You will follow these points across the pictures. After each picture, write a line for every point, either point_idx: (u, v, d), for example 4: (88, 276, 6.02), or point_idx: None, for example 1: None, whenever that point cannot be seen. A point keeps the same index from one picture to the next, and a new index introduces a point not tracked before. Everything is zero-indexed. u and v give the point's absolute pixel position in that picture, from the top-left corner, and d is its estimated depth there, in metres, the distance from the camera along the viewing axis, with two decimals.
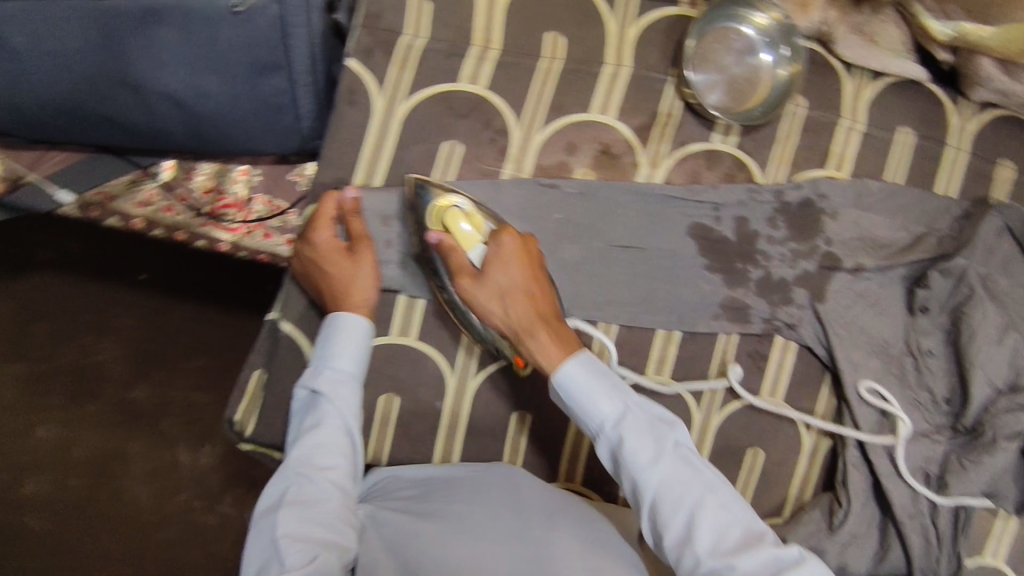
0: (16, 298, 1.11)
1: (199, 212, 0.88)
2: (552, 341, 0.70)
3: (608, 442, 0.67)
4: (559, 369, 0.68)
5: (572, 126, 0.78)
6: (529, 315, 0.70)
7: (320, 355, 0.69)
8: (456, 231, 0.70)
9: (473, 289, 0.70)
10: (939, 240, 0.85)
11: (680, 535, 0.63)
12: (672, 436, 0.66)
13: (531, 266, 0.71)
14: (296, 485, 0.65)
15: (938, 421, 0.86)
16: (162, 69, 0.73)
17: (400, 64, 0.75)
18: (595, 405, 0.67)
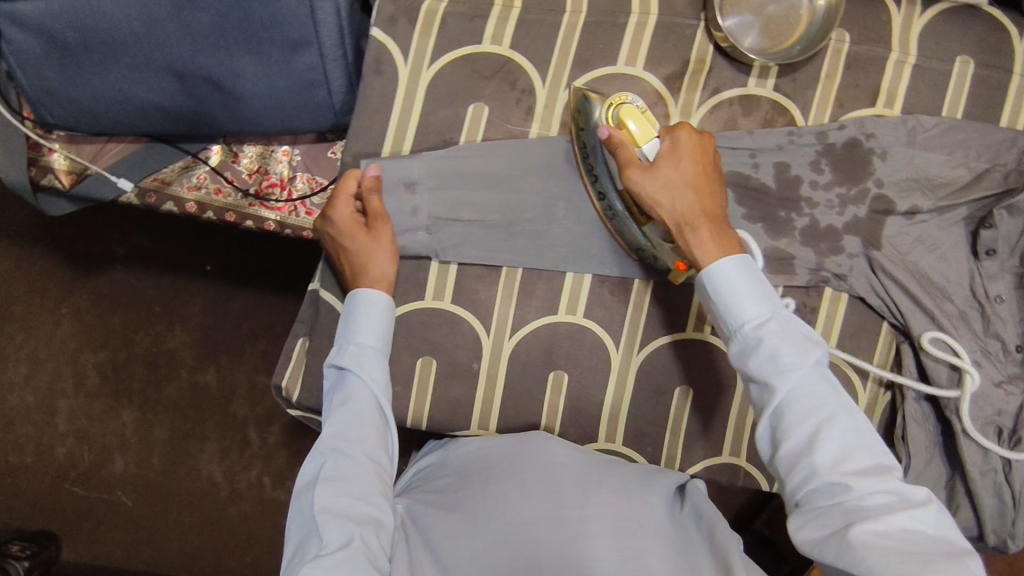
0: (96, 292, 1.22)
1: (246, 192, 0.91)
2: (714, 238, 0.64)
3: (744, 342, 0.62)
4: (716, 262, 0.63)
5: (599, 81, 0.77)
6: (697, 208, 0.65)
7: (348, 332, 0.71)
8: (631, 121, 0.68)
9: (641, 180, 0.66)
10: (1005, 176, 0.78)
11: (800, 445, 0.57)
12: (814, 349, 0.60)
13: (704, 166, 0.67)
14: (330, 463, 0.65)
15: (1011, 371, 0.79)
16: (201, 53, 0.75)
17: (422, 29, 0.75)
18: (738, 301, 0.62)
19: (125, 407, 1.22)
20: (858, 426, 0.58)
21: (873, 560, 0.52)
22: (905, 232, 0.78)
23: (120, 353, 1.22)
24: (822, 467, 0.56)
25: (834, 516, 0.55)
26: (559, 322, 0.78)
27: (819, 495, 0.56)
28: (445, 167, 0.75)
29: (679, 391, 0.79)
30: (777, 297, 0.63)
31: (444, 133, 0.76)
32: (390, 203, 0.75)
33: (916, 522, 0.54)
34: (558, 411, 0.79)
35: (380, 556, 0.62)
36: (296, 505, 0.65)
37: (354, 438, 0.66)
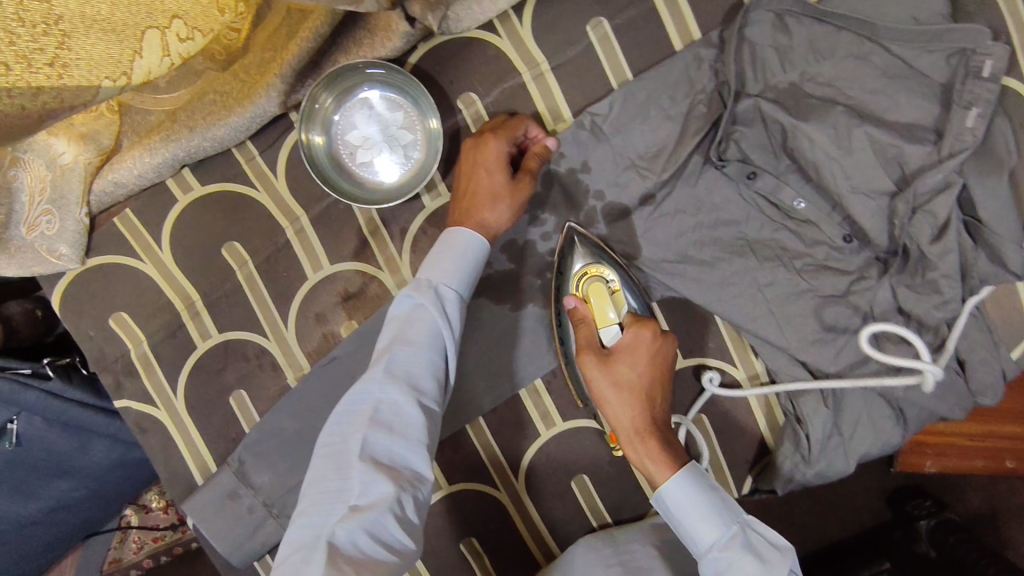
0: None
1: (173, 525, 1.01)
2: (662, 449, 0.64)
3: (710, 568, 0.60)
4: (665, 482, 0.63)
5: (308, 299, 0.76)
6: (642, 418, 0.65)
7: (430, 264, 0.64)
8: (595, 298, 0.69)
9: (593, 369, 0.66)
10: (709, 101, 0.69)
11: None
12: (786, 563, 0.59)
13: (659, 369, 0.66)
14: (385, 400, 0.58)
15: (859, 261, 0.70)
16: (32, 501, 0.83)
17: (146, 374, 0.77)
18: (696, 530, 0.61)
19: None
20: None
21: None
22: (660, 217, 0.72)
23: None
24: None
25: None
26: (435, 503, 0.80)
27: None
28: (248, 463, 0.76)
29: (575, 483, 0.79)
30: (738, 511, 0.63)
31: (229, 433, 0.78)
32: (224, 521, 0.75)
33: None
34: (490, 569, 0.80)
35: (412, 517, 0.56)
36: (332, 428, 0.59)
37: (416, 382, 0.60)
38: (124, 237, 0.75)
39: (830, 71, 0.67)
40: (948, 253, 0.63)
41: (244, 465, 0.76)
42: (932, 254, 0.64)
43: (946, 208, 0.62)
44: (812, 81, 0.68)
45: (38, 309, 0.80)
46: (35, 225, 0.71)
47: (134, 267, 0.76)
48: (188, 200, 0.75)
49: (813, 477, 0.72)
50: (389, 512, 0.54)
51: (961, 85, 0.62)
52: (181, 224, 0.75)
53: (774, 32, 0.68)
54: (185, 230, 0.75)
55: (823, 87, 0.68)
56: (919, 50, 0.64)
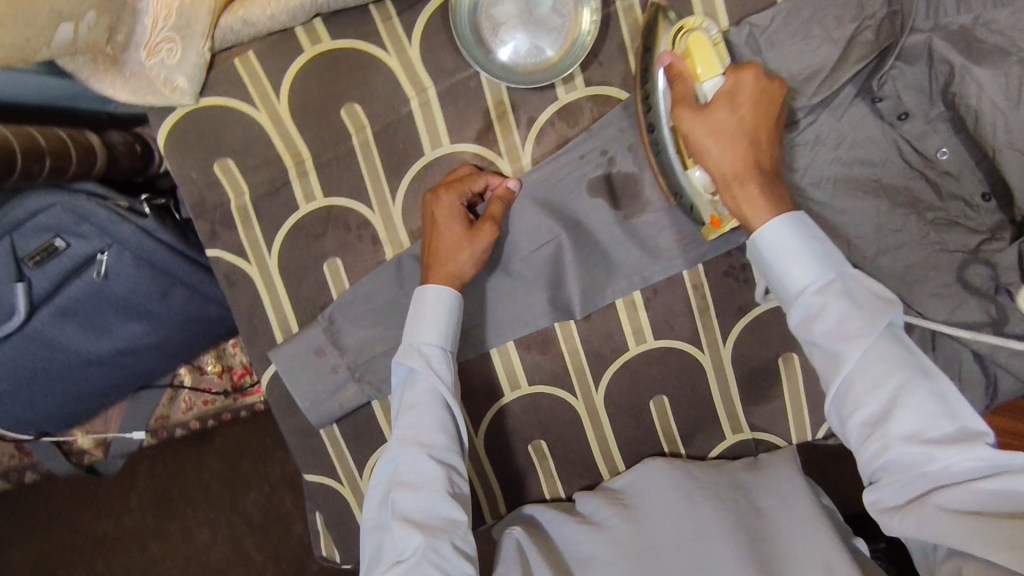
0: (153, 511, 1.17)
1: (226, 392, 1.01)
2: (764, 194, 0.59)
3: (802, 311, 0.57)
4: (765, 226, 0.58)
5: (420, 176, 0.74)
6: (744, 161, 0.60)
7: (410, 328, 0.68)
8: (698, 54, 0.62)
9: (692, 120, 0.60)
10: (878, 28, 0.67)
11: (869, 417, 0.54)
12: (887, 313, 0.55)
13: (765, 109, 0.61)
14: (400, 466, 0.64)
15: (991, 222, 0.68)
16: (105, 339, 0.82)
17: (243, 226, 0.76)
18: (790, 271, 0.57)
19: (227, 568, 1.15)
20: (944, 395, 0.53)
21: (954, 526, 0.49)
22: (797, 144, 0.71)
23: (195, 526, 1.16)
24: (894, 432, 0.52)
25: (906, 480, 0.53)
26: (510, 401, 0.79)
27: (890, 467, 0.53)
28: (341, 324, 0.76)
29: (654, 403, 0.79)
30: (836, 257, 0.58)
31: (318, 299, 0.77)
32: (309, 376, 0.76)
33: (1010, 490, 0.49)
34: (555, 473, 0.81)
35: (456, 561, 0.60)
36: (373, 506, 0.66)
37: (423, 438, 0.64)
38: (242, 80, 0.73)
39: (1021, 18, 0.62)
40: None
41: (336, 323, 0.76)
42: None
43: None
44: (985, 26, 0.63)
45: (138, 145, 0.78)
46: (155, 51, 0.67)
47: (248, 114, 0.73)
48: (315, 51, 0.72)
49: None
50: (424, 564, 0.59)
51: None
52: (303, 75, 0.73)
53: None
54: (307, 83, 0.73)
55: (995, 35, 0.63)
56: None
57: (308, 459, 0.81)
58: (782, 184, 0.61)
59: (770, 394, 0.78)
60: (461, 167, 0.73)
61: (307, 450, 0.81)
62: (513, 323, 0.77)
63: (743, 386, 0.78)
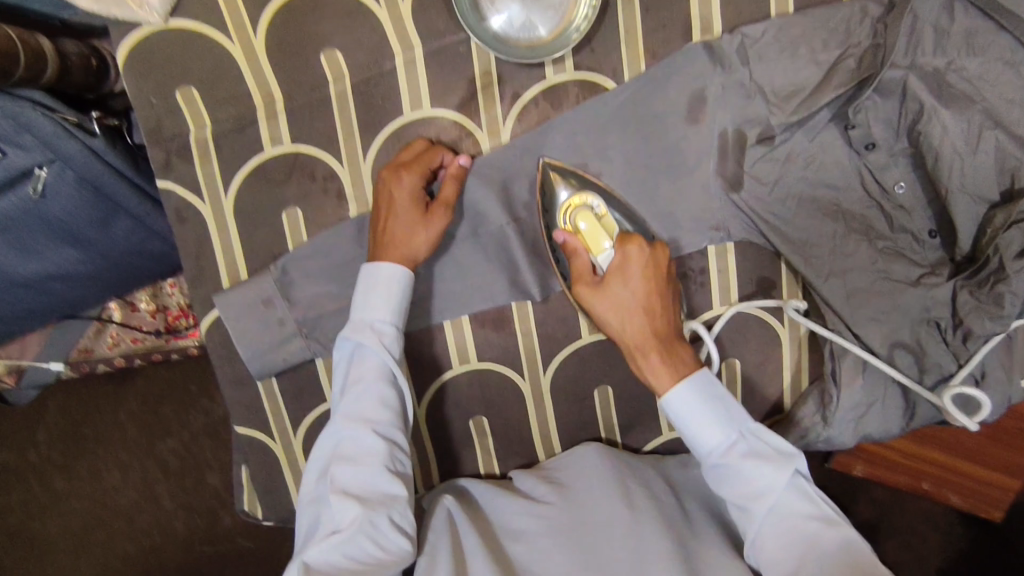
0: (61, 447, 1.12)
1: (159, 332, 0.96)
2: (664, 361, 0.64)
3: (714, 472, 0.63)
4: (669, 390, 0.64)
5: (394, 136, 0.72)
6: (645, 332, 0.64)
7: (361, 301, 0.66)
8: (587, 228, 0.69)
9: (592, 295, 0.66)
10: (861, 58, 0.68)
11: (786, 568, 0.60)
12: (787, 466, 0.62)
13: (656, 280, 0.66)
14: (341, 440, 0.63)
15: (933, 258, 0.73)
16: (32, 260, 0.77)
17: (201, 160, 0.72)
18: (699, 435, 0.63)
19: (136, 513, 1.12)
20: (841, 538, 0.60)
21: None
22: (768, 159, 0.71)
23: (106, 468, 1.12)
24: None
25: None
26: (458, 374, 0.79)
27: None
28: (294, 277, 0.74)
29: (598, 391, 0.80)
30: (747, 422, 0.64)
31: (272, 248, 0.74)
32: (253, 326, 0.74)
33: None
34: (491, 450, 0.82)
35: (392, 536, 0.61)
36: (311, 479, 0.65)
37: (367, 414, 0.63)
38: (217, 7, 0.69)
39: (988, 69, 0.67)
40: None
41: (289, 275, 0.74)
42: (1010, 269, 0.66)
43: None
44: (957, 72, 0.67)
45: (94, 59, 0.72)
46: None
47: (220, 45, 0.69)
48: None
49: (820, 440, 0.76)
50: (360, 536, 0.59)
51: None
52: (285, 13, 0.69)
53: (946, 11, 0.67)
54: (288, 22, 0.69)
55: (964, 82, 0.67)
56: None
57: (241, 410, 0.79)
58: (682, 339, 0.67)
59: None
60: (415, 145, 0.71)
61: (240, 400, 0.79)
62: (470, 297, 0.76)
63: None
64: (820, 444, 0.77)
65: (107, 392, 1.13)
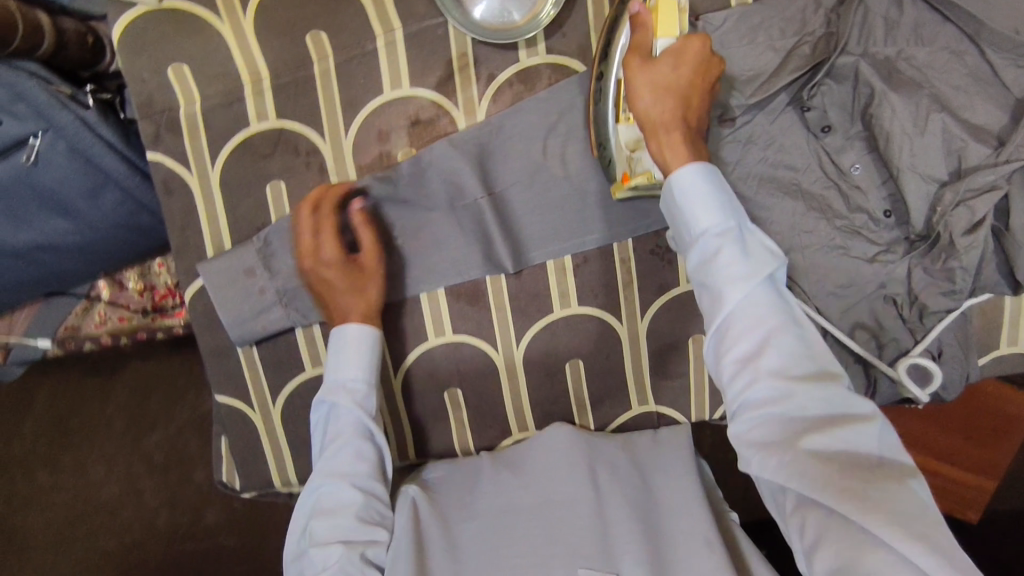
0: (48, 438, 1.19)
1: (145, 310, 0.98)
2: (682, 142, 0.64)
3: (699, 253, 0.63)
4: (682, 172, 0.63)
5: (375, 113, 0.75)
6: (673, 113, 0.64)
7: (336, 361, 0.73)
8: (664, 14, 0.65)
9: (637, 70, 0.64)
10: (815, 44, 0.72)
11: (743, 354, 0.61)
12: (771, 263, 0.61)
13: (700, 76, 0.65)
14: (321, 495, 0.71)
15: (889, 237, 0.76)
16: (25, 228, 0.80)
17: (189, 134, 0.75)
18: (696, 215, 0.62)
19: (118, 507, 1.17)
20: (805, 337, 0.61)
21: (815, 466, 0.56)
22: (731, 141, 0.76)
23: (91, 463, 1.19)
24: (762, 368, 0.60)
25: (773, 419, 0.60)
26: (435, 346, 0.82)
27: (758, 419, 0.60)
28: (275, 248, 0.77)
29: (570, 366, 0.83)
30: (741, 210, 0.64)
31: (256, 220, 0.77)
32: (237, 294, 0.77)
33: (852, 434, 0.58)
34: (466, 422, 0.84)
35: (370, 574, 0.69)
36: (294, 534, 0.73)
37: (346, 468, 0.71)
38: None
39: (933, 58, 0.71)
40: (974, 247, 0.70)
41: (272, 245, 0.77)
42: (960, 247, 0.70)
43: (985, 206, 0.69)
44: (906, 61, 0.72)
45: (90, 36, 0.75)
46: None
47: (209, 24, 0.73)
48: None
49: None
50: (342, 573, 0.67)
51: None
52: None
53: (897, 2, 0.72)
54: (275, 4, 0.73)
55: (913, 70, 0.71)
56: (1009, 61, 0.69)
57: (223, 379, 0.82)
58: (699, 134, 0.66)
59: (677, 371, 0.83)
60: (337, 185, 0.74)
61: (221, 370, 0.81)
62: (447, 269, 0.79)
63: (652, 362, 0.83)
64: None
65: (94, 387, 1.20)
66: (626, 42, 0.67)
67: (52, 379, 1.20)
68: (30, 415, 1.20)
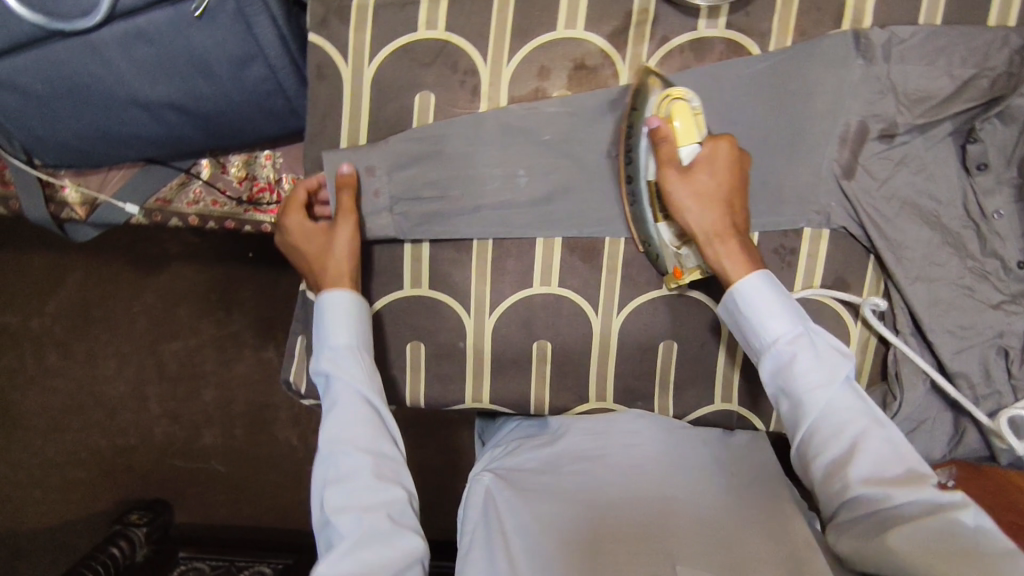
0: (66, 324, 1.20)
1: (240, 200, 0.98)
2: (742, 252, 0.69)
3: (774, 359, 0.65)
4: (744, 279, 0.67)
5: (542, 48, 0.75)
6: (722, 222, 0.69)
7: (327, 333, 0.71)
8: (682, 118, 0.69)
9: (676, 181, 0.68)
10: (994, 80, 0.72)
11: (831, 460, 0.62)
12: (844, 366, 0.64)
13: (735, 177, 0.70)
14: (329, 466, 0.65)
15: (1015, 288, 0.74)
16: (164, 84, 0.80)
17: (356, 25, 0.75)
18: (767, 321, 0.66)
19: (119, 408, 1.21)
20: (891, 439, 0.61)
21: (908, 532, 0.55)
22: (884, 157, 0.75)
23: (106, 355, 1.21)
24: (852, 474, 0.60)
25: (868, 523, 0.59)
26: (536, 294, 0.80)
27: (853, 506, 0.60)
28: (407, 156, 0.76)
29: (663, 346, 0.81)
30: (807, 316, 0.67)
31: (397, 125, 0.77)
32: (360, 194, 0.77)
33: (952, 522, 0.55)
34: (545, 379, 0.83)
35: (402, 535, 0.63)
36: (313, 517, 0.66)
37: (351, 432, 0.66)
38: None
39: None
40: None
41: (407, 153, 0.76)
42: None
43: None
44: None
45: None
46: None
47: None
48: None
49: None
50: (371, 538, 0.62)
51: None
52: None
53: None
54: None
55: None
56: None
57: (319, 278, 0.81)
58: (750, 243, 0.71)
59: None
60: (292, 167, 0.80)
61: None
62: (570, 220, 0.78)
63: (746, 362, 0.81)
64: None
65: (121, 287, 1.19)
66: (650, 151, 0.71)
67: (80, 268, 1.19)
68: (52, 295, 1.20)
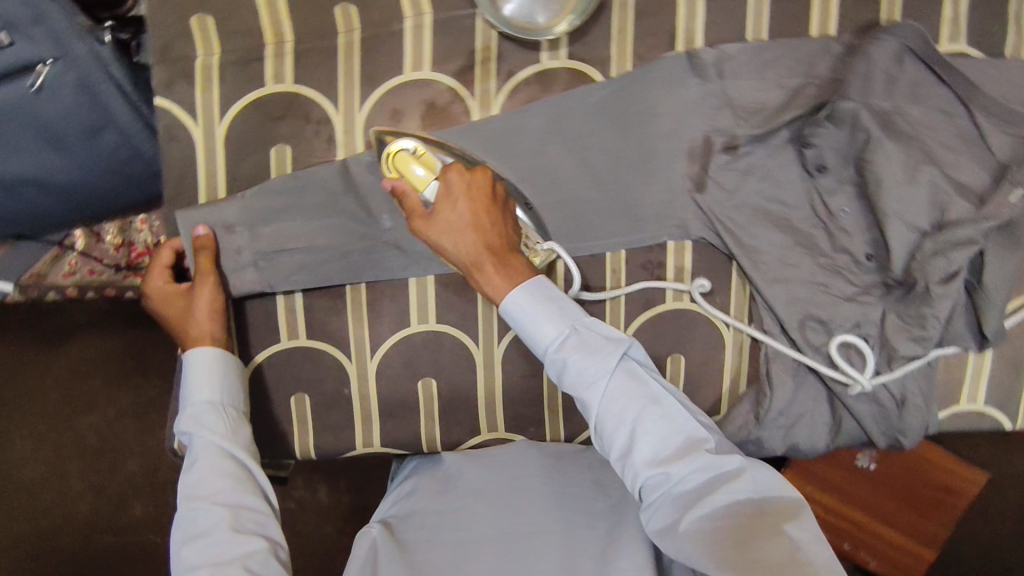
0: None
1: (119, 266, 0.97)
2: (499, 274, 0.67)
3: (552, 363, 0.66)
4: (506, 298, 0.66)
5: (392, 92, 0.76)
6: (477, 248, 0.67)
7: (189, 390, 0.72)
8: (403, 169, 0.72)
9: (426, 226, 0.68)
10: (821, 87, 0.76)
11: (621, 452, 0.64)
12: (615, 353, 0.64)
13: (483, 198, 0.68)
14: (185, 522, 0.66)
15: (867, 280, 0.78)
16: (13, 160, 0.78)
17: (203, 85, 0.75)
18: (538, 328, 0.66)
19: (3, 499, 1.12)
20: (669, 414, 0.63)
21: (701, 537, 0.60)
22: (730, 168, 0.78)
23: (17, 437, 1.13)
24: (640, 461, 0.63)
25: (665, 503, 0.62)
26: (415, 333, 0.81)
27: (649, 491, 0.63)
28: (269, 210, 0.76)
29: (547, 370, 0.82)
30: (572, 310, 0.66)
31: (254, 179, 0.77)
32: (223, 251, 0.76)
33: (726, 488, 0.62)
34: (435, 417, 0.83)
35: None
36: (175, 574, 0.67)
37: (209, 490, 0.67)
38: None
39: (927, 117, 0.76)
40: (948, 297, 0.73)
41: (268, 206, 0.76)
42: (935, 294, 0.73)
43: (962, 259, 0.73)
44: (901, 116, 0.76)
45: None
46: None
47: None
48: None
49: (752, 441, 0.80)
50: None
51: (1016, 169, 0.73)
52: None
53: (909, 55, 0.75)
54: None
55: (907, 124, 0.75)
56: (995, 127, 0.75)
57: None
58: (520, 255, 0.69)
59: None
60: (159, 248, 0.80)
61: None
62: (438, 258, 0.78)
63: None
64: (750, 447, 0.81)
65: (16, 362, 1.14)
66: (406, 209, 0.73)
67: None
68: None
